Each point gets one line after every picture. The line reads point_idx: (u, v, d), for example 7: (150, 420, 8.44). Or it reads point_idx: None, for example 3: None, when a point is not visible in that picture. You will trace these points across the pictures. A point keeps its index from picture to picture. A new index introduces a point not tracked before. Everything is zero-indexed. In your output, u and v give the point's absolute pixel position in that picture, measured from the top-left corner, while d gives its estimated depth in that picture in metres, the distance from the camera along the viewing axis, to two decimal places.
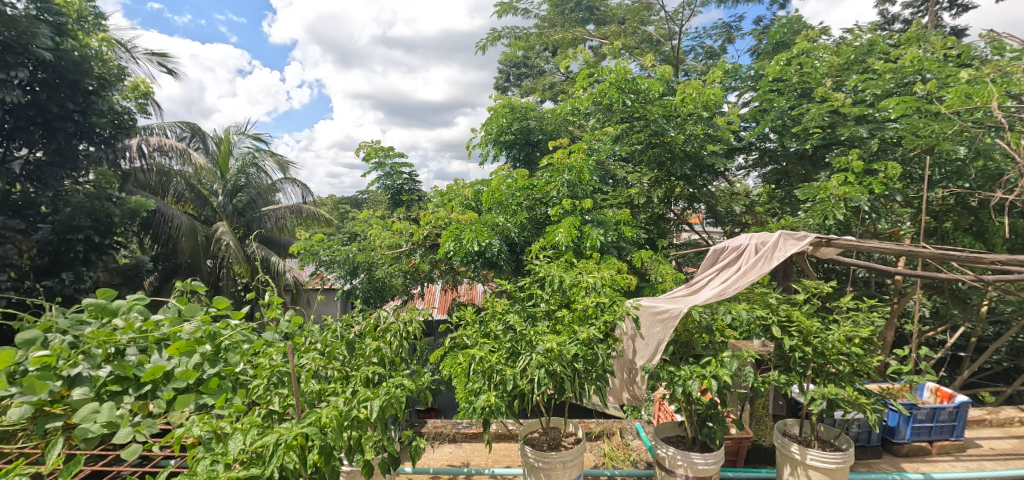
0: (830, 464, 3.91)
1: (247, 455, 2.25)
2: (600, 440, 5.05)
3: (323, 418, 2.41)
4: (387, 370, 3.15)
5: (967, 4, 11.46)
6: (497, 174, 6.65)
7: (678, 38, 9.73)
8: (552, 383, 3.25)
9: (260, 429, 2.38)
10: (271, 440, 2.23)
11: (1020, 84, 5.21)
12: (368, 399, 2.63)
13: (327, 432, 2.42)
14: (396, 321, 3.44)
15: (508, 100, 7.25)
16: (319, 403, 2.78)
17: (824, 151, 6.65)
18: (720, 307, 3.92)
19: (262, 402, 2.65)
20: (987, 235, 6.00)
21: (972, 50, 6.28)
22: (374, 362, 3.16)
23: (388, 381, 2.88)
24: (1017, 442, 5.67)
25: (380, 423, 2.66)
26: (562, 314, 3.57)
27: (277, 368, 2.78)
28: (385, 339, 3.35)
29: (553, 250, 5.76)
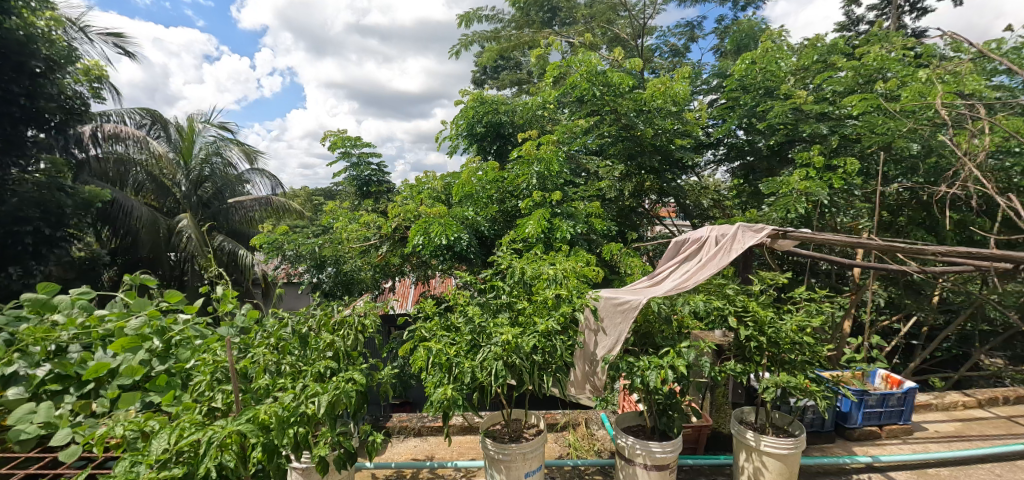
0: (782, 449, 4.04)
1: (173, 455, 2.19)
2: (566, 431, 5.09)
3: (261, 416, 2.34)
4: (343, 365, 3.08)
5: (927, 8, 11.90)
6: (467, 166, 6.58)
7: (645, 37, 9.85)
8: (511, 376, 3.24)
9: (197, 427, 2.30)
10: (201, 439, 2.15)
11: (968, 85, 5.45)
12: (317, 395, 2.57)
13: (268, 430, 2.37)
14: (352, 314, 3.37)
15: (480, 92, 7.24)
16: (266, 399, 2.70)
17: (788, 147, 6.81)
18: (679, 299, 3.99)
19: (203, 399, 2.55)
20: (937, 229, 6.27)
21: (927, 50, 6.52)
22: (329, 357, 3.07)
23: (341, 375, 2.81)
24: (959, 425, 5.98)
25: (329, 419, 2.62)
26: (522, 306, 3.56)
27: (220, 364, 2.71)
28: (341, 333, 3.27)
29: (523, 243, 5.75)
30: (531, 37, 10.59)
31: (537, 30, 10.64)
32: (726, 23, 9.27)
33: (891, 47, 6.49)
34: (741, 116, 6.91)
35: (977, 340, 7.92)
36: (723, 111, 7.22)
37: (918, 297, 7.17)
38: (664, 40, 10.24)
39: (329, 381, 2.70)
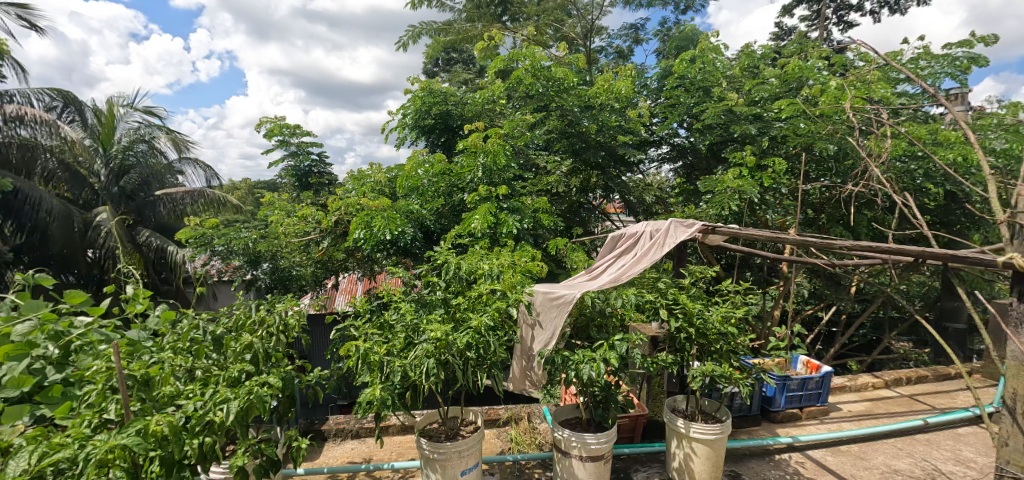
0: (709, 435, 4.23)
1: (31, 476, 2.03)
2: (508, 426, 5.07)
3: (151, 428, 2.21)
4: (263, 369, 2.90)
5: (851, 22, 12.76)
6: (413, 158, 6.40)
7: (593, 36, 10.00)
8: (445, 373, 3.19)
9: (82, 442, 2.14)
10: (75, 456, 2.02)
11: (876, 92, 5.91)
12: (226, 401, 2.43)
13: (155, 443, 2.25)
14: (272, 314, 3.20)
15: (427, 83, 7.05)
16: (170, 408, 2.53)
17: (723, 147, 7.10)
18: (614, 293, 4.07)
19: (92, 411, 2.35)
20: (851, 225, 6.76)
21: (844, 60, 7.00)
22: (247, 360, 2.88)
23: (255, 379, 2.66)
24: (869, 404, 6.49)
25: (242, 427, 2.49)
26: (457, 302, 3.52)
27: (114, 371, 2.48)
28: (261, 334, 3.10)
29: (469, 238, 5.67)
30: (481, 30, 10.48)
31: (488, 24, 10.54)
32: (668, 27, 9.55)
33: (811, 56, 6.93)
34: (681, 115, 7.13)
35: (887, 326, 8.62)
36: (665, 109, 7.35)
37: (837, 288, 7.70)
38: (611, 41, 10.43)
39: (243, 385, 2.57)
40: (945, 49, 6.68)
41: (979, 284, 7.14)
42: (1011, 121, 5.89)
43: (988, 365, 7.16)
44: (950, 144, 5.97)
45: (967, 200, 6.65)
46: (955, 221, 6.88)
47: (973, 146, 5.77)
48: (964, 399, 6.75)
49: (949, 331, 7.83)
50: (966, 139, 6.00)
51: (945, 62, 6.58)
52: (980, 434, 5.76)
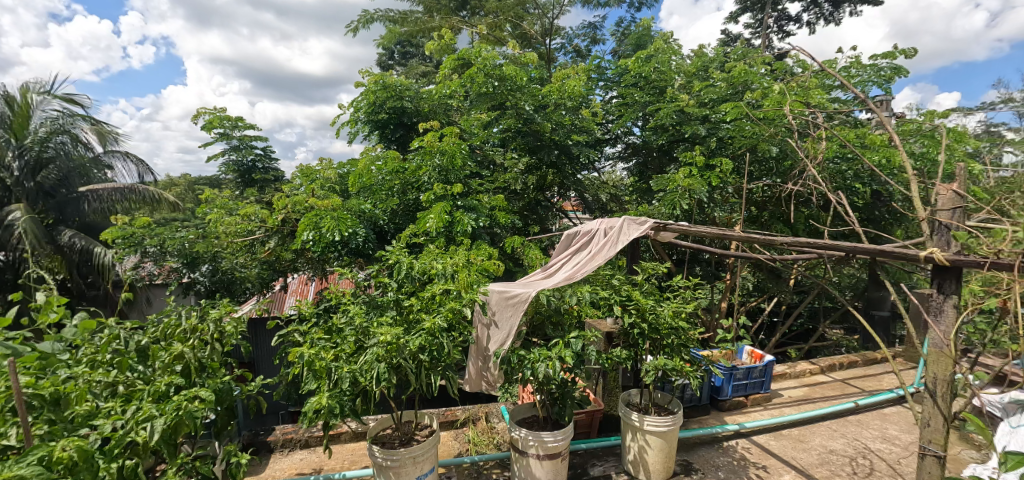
0: (661, 427, 4.31)
1: None
2: (466, 427, 4.98)
3: (56, 455, 2.01)
4: (195, 381, 2.72)
5: (790, 31, 13.40)
6: (366, 155, 6.16)
7: (550, 34, 10.00)
8: (396, 377, 3.10)
9: None
10: None
11: (813, 97, 6.21)
12: (150, 419, 2.29)
13: (64, 469, 2.05)
14: (206, 321, 3.00)
15: (380, 76, 6.81)
16: (86, 428, 2.33)
17: (675, 146, 7.26)
18: (568, 290, 4.07)
19: None
20: (790, 221, 7.10)
21: (785, 66, 7.32)
22: (177, 372, 2.69)
23: (184, 393, 2.49)
24: (807, 390, 6.83)
25: (168, 446, 2.34)
26: (409, 303, 3.41)
27: (19, 390, 2.23)
28: (193, 343, 2.90)
29: (424, 237, 5.54)
30: (438, 24, 10.28)
31: (446, 17, 10.35)
32: (623, 27, 9.68)
33: (754, 62, 7.20)
34: (636, 114, 7.24)
35: (822, 315, 9.12)
36: (620, 108, 7.44)
37: (779, 280, 8.06)
38: (569, 40, 10.48)
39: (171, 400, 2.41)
40: (872, 60, 7.08)
41: (902, 276, 7.66)
42: (928, 127, 6.32)
43: (910, 349, 7.70)
44: (876, 147, 6.36)
45: (891, 199, 7.12)
46: (880, 218, 7.35)
47: (896, 149, 6.16)
48: (889, 381, 7.22)
49: (876, 318, 8.48)
50: (890, 142, 6.41)
51: (871, 72, 6.99)
52: (904, 414, 6.18)
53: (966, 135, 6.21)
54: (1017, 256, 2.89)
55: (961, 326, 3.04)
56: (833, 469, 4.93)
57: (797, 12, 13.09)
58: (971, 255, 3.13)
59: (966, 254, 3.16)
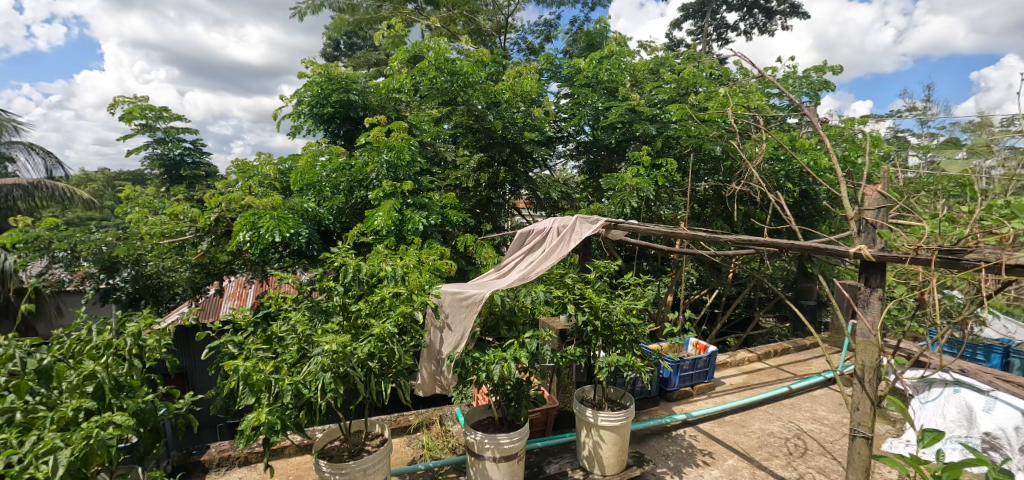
0: (615, 422, 4.34)
1: None
2: (419, 432, 4.81)
3: None
4: (109, 403, 2.56)
5: (729, 38, 13.97)
6: (308, 150, 5.85)
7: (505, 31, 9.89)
8: (343, 386, 2.94)
9: None
10: None
11: (753, 101, 6.48)
12: (54, 451, 2.20)
13: None
14: (120, 336, 2.81)
15: (325, 67, 6.49)
16: None
17: (626, 145, 7.34)
18: (522, 290, 4.01)
19: None
20: (730, 219, 7.40)
21: (727, 71, 7.59)
22: (87, 394, 2.54)
23: (92, 420, 2.39)
24: (746, 376, 7.13)
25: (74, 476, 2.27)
26: (357, 308, 3.25)
27: None
28: (105, 360, 2.71)
29: (372, 236, 5.34)
30: (387, 14, 9.97)
31: (396, 8, 10.04)
32: (576, 27, 9.73)
33: (700, 66, 7.41)
34: (587, 113, 7.27)
35: (758, 305, 9.58)
36: (572, 108, 7.47)
37: (719, 274, 8.38)
38: (522, 36, 10.42)
39: (79, 427, 2.33)
40: (805, 72, 7.47)
41: (829, 269, 8.16)
42: (850, 132, 6.76)
43: (835, 334, 8.23)
44: (806, 150, 6.73)
45: (817, 198, 7.60)
46: (808, 215, 7.80)
47: (823, 153, 6.54)
48: (818, 365, 7.68)
49: (804, 306, 8.79)
50: (818, 146, 6.82)
51: (804, 82, 7.37)
52: (831, 395, 6.59)
53: (881, 139, 6.69)
54: (935, 253, 2.97)
55: (886, 317, 3.20)
56: (771, 451, 5.15)
57: (737, 20, 13.67)
58: (894, 251, 3.29)
59: (889, 250, 3.33)
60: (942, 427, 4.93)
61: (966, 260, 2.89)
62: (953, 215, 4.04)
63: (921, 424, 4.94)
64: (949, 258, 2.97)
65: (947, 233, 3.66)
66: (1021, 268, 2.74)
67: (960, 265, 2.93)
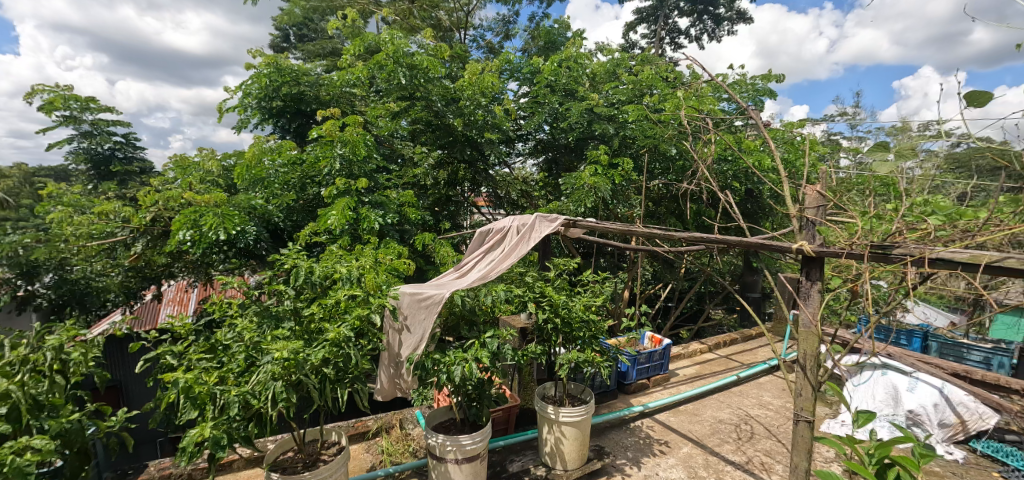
0: (576, 417, 4.36)
1: None
2: (379, 437, 4.65)
3: None
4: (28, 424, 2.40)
5: (681, 43, 14.35)
6: (255, 146, 5.55)
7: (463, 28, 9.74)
8: (296, 395, 2.79)
9: None
10: None
11: (705, 104, 6.68)
12: None
13: None
14: (40, 349, 2.59)
15: (274, 57, 6.18)
16: None
17: (584, 144, 7.37)
18: (483, 289, 3.94)
19: None
20: (682, 216, 7.60)
21: (680, 74, 7.77)
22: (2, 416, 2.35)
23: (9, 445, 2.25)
24: (699, 367, 7.34)
25: None
26: (309, 312, 3.09)
27: None
28: (22, 378, 2.48)
29: (325, 236, 5.12)
30: (339, 6, 9.61)
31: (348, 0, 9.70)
32: (535, 26, 9.70)
33: (655, 67, 7.55)
34: (547, 111, 7.24)
35: (708, 298, 9.91)
36: (531, 107, 7.44)
37: (672, 269, 8.59)
38: (481, 34, 10.29)
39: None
40: (752, 79, 7.75)
41: (773, 263, 8.53)
42: (792, 134, 7.08)
43: (778, 324, 8.62)
44: (752, 151, 6.99)
45: (762, 196, 7.92)
46: (754, 212, 8.12)
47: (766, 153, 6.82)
48: (763, 353, 8.03)
49: (749, 298, 9.16)
50: (763, 147, 7.11)
51: (751, 88, 7.64)
52: (775, 381, 6.90)
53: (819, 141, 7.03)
54: (866, 248, 3.11)
55: (826, 308, 3.34)
56: (723, 437, 5.32)
57: (688, 26, 14.06)
58: (833, 246, 3.45)
59: (828, 246, 3.48)
60: (873, 407, 5.24)
61: (894, 255, 3.03)
62: (882, 211, 4.30)
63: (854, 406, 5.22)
64: (878, 253, 3.11)
65: (877, 228, 3.87)
66: (941, 261, 2.90)
67: (889, 258, 3.07)
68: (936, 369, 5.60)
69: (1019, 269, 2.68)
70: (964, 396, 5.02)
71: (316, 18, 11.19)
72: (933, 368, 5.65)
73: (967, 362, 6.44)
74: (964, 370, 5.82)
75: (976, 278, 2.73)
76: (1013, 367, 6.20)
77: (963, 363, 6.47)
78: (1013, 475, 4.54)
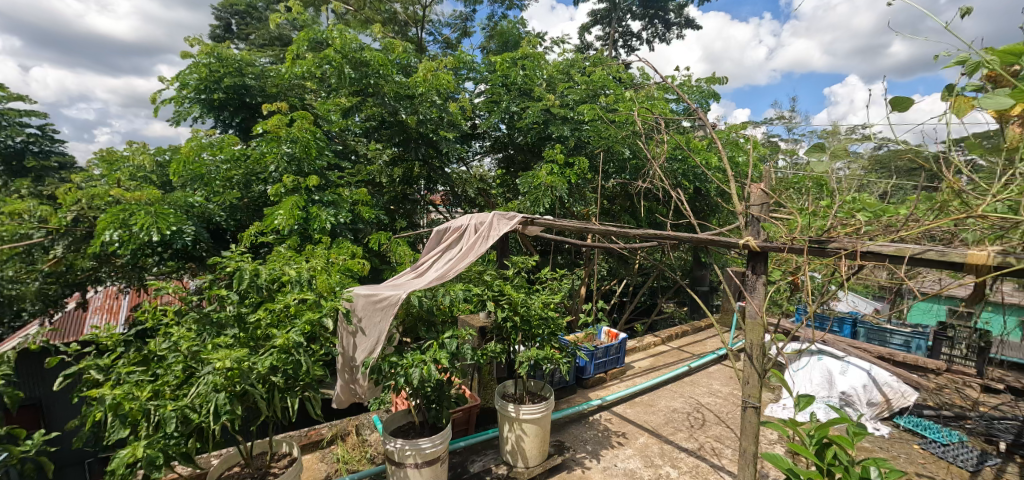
0: (536, 414, 4.33)
1: None
2: (333, 446, 4.45)
3: None
4: None
5: (634, 46, 14.63)
6: (193, 140, 5.20)
7: (418, 24, 9.54)
8: (241, 406, 2.61)
9: None
10: None
11: (656, 106, 6.81)
12: None
13: None
14: None
15: (214, 47, 5.82)
16: None
17: (540, 143, 7.36)
18: (441, 289, 3.84)
19: None
20: (635, 213, 7.73)
21: (633, 75, 7.90)
22: None
23: None
24: (653, 358, 7.49)
25: None
26: (255, 318, 2.91)
27: None
28: None
29: (272, 237, 4.86)
30: None
31: None
32: (492, 23, 9.62)
33: (609, 68, 7.64)
34: (503, 110, 7.18)
35: (661, 292, 10.15)
36: (487, 106, 7.37)
37: (627, 265, 8.74)
38: (438, 29, 10.10)
39: None
40: (697, 81, 7.95)
41: (722, 258, 8.83)
42: (737, 135, 7.33)
43: (725, 315, 8.95)
44: (702, 151, 7.19)
45: (710, 195, 8.14)
46: (703, 209, 8.37)
47: (714, 153, 7.02)
48: (713, 343, 8.30)
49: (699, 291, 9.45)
50: (713, 147, 7.31)
51: (696, 90, 7.85)
52: (724, 370, 7.15)
53: (761, 142, 7.32)
54: (805, 242, 3.17)
55: (771, 300, 3.43)
56: (677, 426, 5.44)
57: (640, 29, 14.35)
58: (777, 242, 3.55)
59: (773, 241, 3.59)
60: (810, 390, 5.50)
61: (829, 249, 3.09)
62: (817, 206, 4.52)
63: (795, 392, 5.45)
64: (816, 247, 3.17)
65: (816, 223, 4.06)
66: (872, 253, 2.98)
67: (825, 253, 3.14)
68: (865, 353, 6.13)
69: (939, 259, 2.77)
70: (889, 377, 5.38)
71: (260, 7, 10.66)
72: (863, 352, 6.17)
73: (890, 345, 6.92)
74: (890, 352, 6.37)
75: (902, 271, 2.83)
76: (928, 349, 6.75)
77: (887, 346, 6.93)
78: (932, 445, 4.82)
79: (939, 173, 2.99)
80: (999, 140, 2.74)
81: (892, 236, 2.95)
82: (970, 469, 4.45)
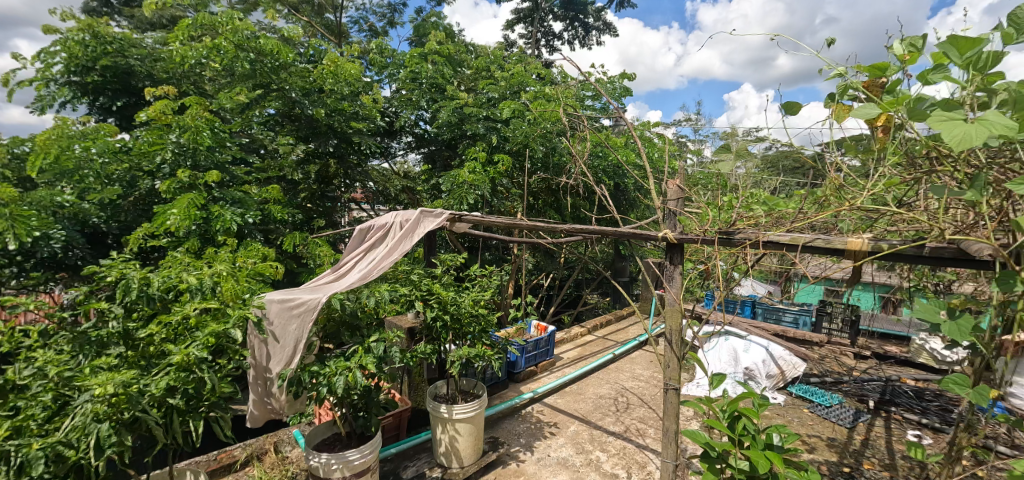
0: (470, 413, 4.22)
1: None
2: (249, 467, 4.05)
3: None
4: None
5: (557, 47, 14.87)
6: (61, 128, 4.52)
7: (334, 11, 9.02)
8: (128, 435, 2.26)
9: None
10: None
11: (575, 103, 6.89)
12: None
13: None
14: None
15: (89, 22, 5.12)
16: None
17: (460, 139, 7.20)
18: (364, 291, 3.61)
19: None
20: (559, 208, 7.81)
21: (552, 73, 7.96)
22: None
23: None
24: (580, 348, 7.62)
25: None
26: (147, 332, 2.54)
27: None
28: None
29: (166, 240, 4.33)
30: None
31: None
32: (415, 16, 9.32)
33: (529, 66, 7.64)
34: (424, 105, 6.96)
35: (586, 285, 10.39)
36: (404, 102, 7.10)
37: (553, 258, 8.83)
38: (363, 16, 9.61)
39: None
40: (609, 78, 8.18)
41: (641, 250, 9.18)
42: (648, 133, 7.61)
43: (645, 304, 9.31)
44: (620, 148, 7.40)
45: (629, 189, 8.42)
46: (622, 204, 8.62)
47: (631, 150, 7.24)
48: (634, 331, 8.61)
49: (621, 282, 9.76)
50: (631, 143, 7.53)
51: (608, 88, 8.07)
52: (644, 355, 7.44)
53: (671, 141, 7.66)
54: (715, 234, 3.27)
55: (687, 288, 3.52)
56: (606, 412, 5.54)
57: (561, 30, 14.61)
58: (691, 233, 3.66)
59: (688, 233, 3.69)
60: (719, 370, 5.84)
61: (737, 239, 3.20)
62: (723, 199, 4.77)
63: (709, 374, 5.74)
64: (725, 238, 3.28)
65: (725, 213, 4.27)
66: (771, 243, 3.09)
67: (733, 242, 3.24)
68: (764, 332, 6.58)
69: (826, 247, 2.86)
70: (783, 350, 5.83)
71: None
72: (762, 331, 6.66)
73: (783, 322, 7.56)
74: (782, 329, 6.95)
75: (796, 258, 2.96)
76: (812, 324, 7.45)
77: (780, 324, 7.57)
78: (818, 408, 5.28)
79: (824, 168, 3.18)
80: (869, 142, 3.01)
81: (787, 226, 3.07)
82: (845, 424, 4.94)
